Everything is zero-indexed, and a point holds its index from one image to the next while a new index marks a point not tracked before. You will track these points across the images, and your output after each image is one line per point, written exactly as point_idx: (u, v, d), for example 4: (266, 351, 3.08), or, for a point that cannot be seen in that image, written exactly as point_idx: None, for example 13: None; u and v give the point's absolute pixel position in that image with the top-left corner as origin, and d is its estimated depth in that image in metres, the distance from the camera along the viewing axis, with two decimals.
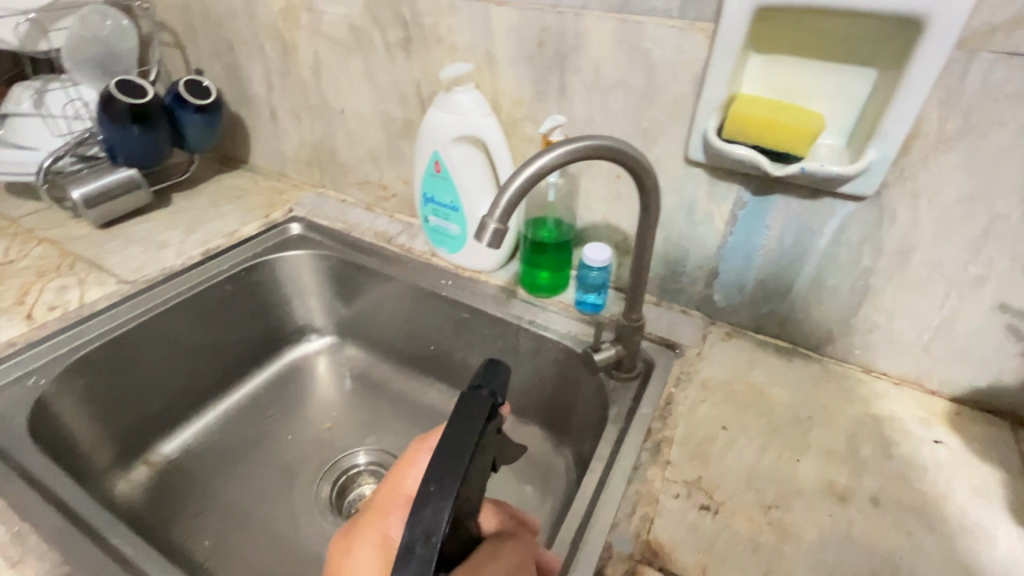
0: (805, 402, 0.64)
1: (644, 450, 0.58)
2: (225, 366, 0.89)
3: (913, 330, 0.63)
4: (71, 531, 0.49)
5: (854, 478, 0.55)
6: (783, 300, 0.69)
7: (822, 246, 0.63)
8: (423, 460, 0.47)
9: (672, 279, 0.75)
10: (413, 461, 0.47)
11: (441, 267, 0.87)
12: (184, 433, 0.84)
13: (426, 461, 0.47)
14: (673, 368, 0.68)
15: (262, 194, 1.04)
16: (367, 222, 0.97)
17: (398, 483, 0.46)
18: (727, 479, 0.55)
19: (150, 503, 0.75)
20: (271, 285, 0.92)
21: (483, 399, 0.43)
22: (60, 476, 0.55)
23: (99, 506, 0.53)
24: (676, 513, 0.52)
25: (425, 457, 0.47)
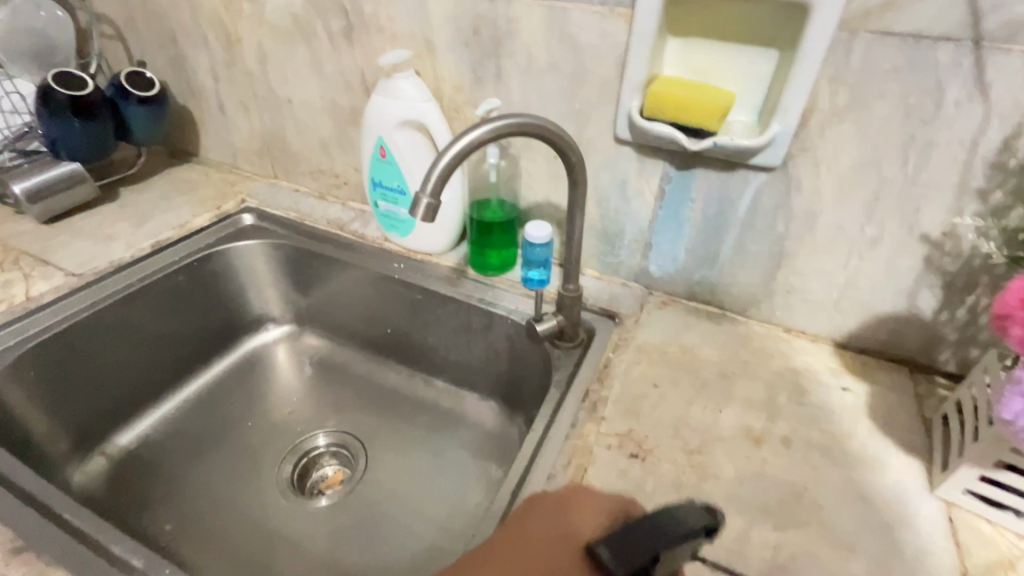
0: (730, 359, 0.69)
1: (581, 409, 0.62)
2: (181, 357, 0.90)
3: (823, 289, 0.69)
4: (23, 509, 0.50)
5: (770, 423, 0.61)
6: (710, 268, 0.74)
7: (740, 215, 0.68)
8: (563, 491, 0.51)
9: (611, 253, 0.79)
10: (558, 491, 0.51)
11: (393, 251, 0.90)
12: (141, 423, 0.85)
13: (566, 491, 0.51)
14: (612, 335, 0.73)
15: (214, 186, 1.05)
16: (321, 210, 0.99)
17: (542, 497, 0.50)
18: (656, 430, 0.60)
19: (109, 492, 0.77)
20: (225, 276, 0.93)
21: (699, 518, 0.40)
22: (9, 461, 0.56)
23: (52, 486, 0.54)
24: (608, 462, 0.56)
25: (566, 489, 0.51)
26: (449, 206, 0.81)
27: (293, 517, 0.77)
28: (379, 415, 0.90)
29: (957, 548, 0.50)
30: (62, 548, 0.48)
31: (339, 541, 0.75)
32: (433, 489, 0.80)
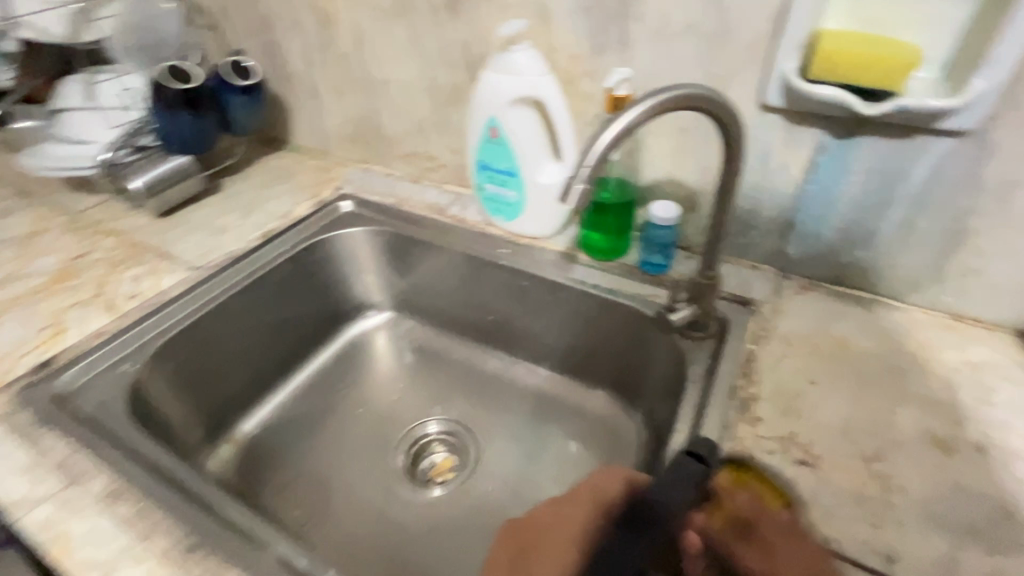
0: (894, 352, 0.62)
1: (731, 408, 0.57)
2: (293, 345, 0.91)
3: (1012, 272, 0.59)
4: (188, 507, 0.51)
5: (956, 426, 0.54)
6: (866, 249, 0.66)
7: (912, 188, 0.60)
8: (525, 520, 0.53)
9: (742, 233, 0.72)
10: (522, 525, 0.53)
11: (497, 236, 0.86)
12: (261, 409, 0.87)
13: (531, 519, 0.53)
14: (750, 324, 0.67)
15: (309, 173, 1.04)
16: (417, 195, 0.96)
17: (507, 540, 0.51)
18: (822, 432, 0.54)
19: (241, 476, 0.79)
20: (329, 264, 0.93)
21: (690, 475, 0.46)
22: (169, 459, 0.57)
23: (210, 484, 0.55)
24: (773, 468, 0.51)
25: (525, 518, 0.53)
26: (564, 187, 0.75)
27: (411, 506, 0.77)
28: (485, 404, 0.89)
29: None
30: (231, 545, 0.49)
31: (460, 531, 0.74)
32: (550, 483, 0.78)
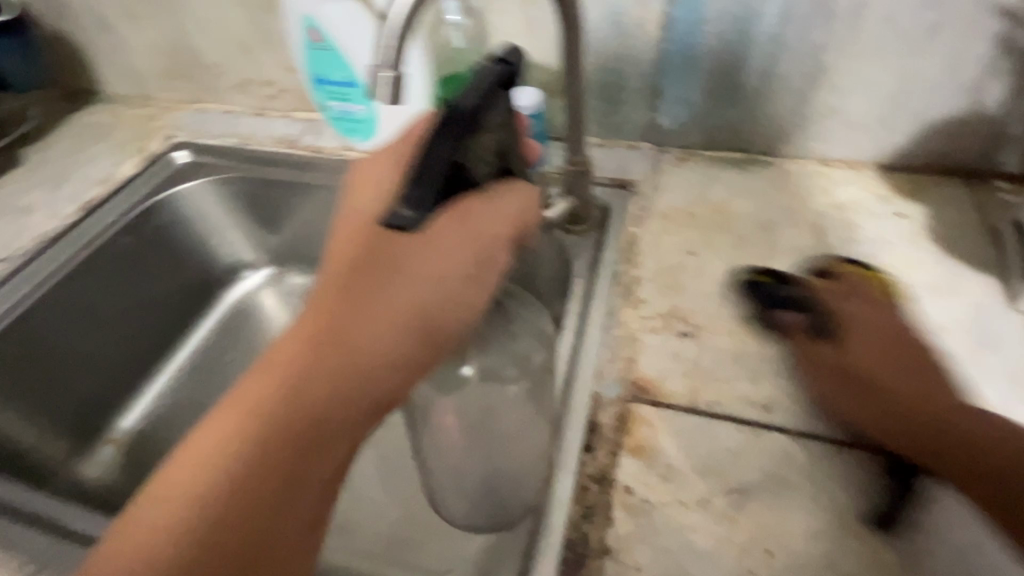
0: (768, 208, 0.61)
1: (615, 296, 0.55)
2: (159, 325, 0.81)
3: (869, 104, 0.59)
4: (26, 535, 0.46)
5: (824, 269, 0.55)
6: (732, 106, 0.63)
7: (767, 29, 0.56)
8: (375, 183, 0.45)
9: (612, 111, 0.67)
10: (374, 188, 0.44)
11: (359, 160, 0.76)
12: (142, 402, 0.78)
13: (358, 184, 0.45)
14: (630, 206, 0.64)
15: (130, 125, 0.88)
16: (263, 129, 0.83)
17: (359, 204, 0.44)
18: (702, 301, 0.53)
19: (127, 477, 0.72)
20: (178, 227, 0.81)
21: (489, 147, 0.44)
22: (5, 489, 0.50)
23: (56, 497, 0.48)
24: (657, 346, 0.50)
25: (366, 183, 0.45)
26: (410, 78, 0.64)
27: None
28: None
29: None
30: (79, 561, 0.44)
31: None
32: None
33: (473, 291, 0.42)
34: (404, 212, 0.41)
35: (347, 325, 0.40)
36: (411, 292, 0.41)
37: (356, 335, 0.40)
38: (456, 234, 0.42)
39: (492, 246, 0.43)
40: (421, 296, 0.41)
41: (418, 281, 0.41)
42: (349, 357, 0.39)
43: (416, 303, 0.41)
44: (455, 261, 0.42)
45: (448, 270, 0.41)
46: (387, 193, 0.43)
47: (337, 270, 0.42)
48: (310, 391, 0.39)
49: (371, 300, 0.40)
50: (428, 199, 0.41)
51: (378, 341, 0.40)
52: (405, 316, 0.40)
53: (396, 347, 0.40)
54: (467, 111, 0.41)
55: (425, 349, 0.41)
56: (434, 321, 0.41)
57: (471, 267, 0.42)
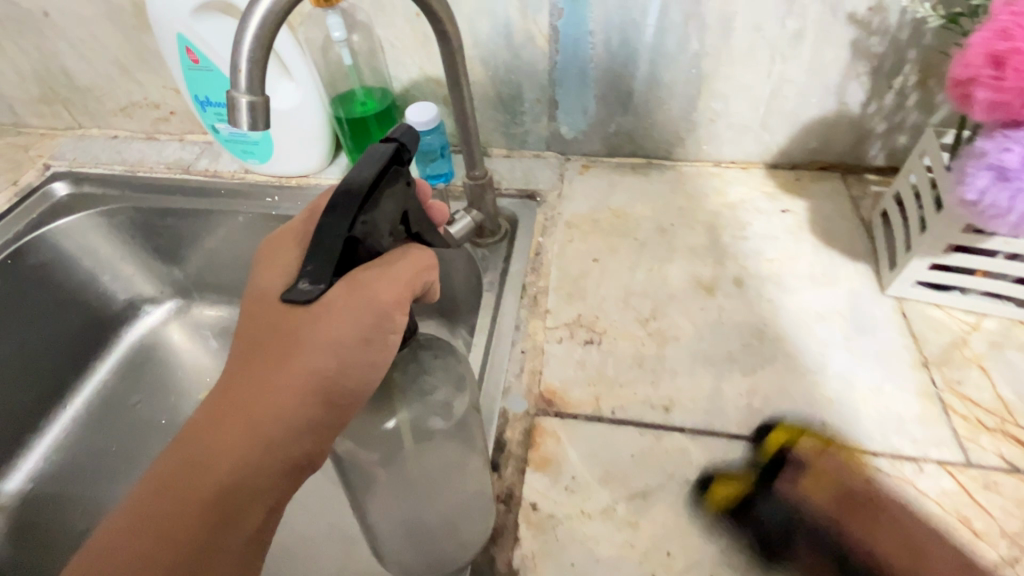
0: (666, 210, 0.63)
1: (522, 308, 0.55)
2: (47, 373, 0.73)
3: (749, 107, 0.62)
4: None
5: (718, 266, 0.57)
6: (627, 113, 0.64)
7: (648, 39, 0.58)
8: (286, 251, 0.39)
9: (514, 122, 0.68)
10: (283, 256, 0.39)
11: (259, 183, 0.72)
12: (30, 460, 0.71)
13: (274, 255, 0.39)
14: (537, 216, 0.64)
15: (0, 155, 0.80)
16: (153, 154, 0.78)
17: (267, 274, 0.39)
18: (605, 306, 0.54)
19: (13, 548, 0.65)
20: (61, 265, 0.73)
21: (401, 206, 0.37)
22: None
23: None
24: (562, 356, 0.50)
25: (282, 250, 0.39)
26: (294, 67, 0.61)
27: None
28: None
29: (914, 339, 0.50)
30: None
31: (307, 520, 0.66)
32: None
33: (379, 353, 0.36)
34: (301, 286, 0.34)
35: (248, 400, 0.35)
36: (313, 360, 0.35)
37: (259, 405, 0.35)
38: (358, 295, 0.35)
39: (397, 304, 0.37)
40: (321, 364, 0.35)
41: (318, 345, 0.35)
42: (250, 433, 0.35)
43: (322, 371, 0.35)
44: (354, 323, 0.35)
45: (348, 334, 0.35)
46: (295, 269, 0.38)
47: (247, 336, 0.38)
48: (210, 471, 0.34)
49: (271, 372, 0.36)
50: (327, 272, 0.34)
51: (278, 412, 0.35)
52: (306, 384, 0.35)
53: (298, 417, 0.35)
54: (364, 185, 0.33)
55: (331, 418, 0.36)
56: (337, 388, 0.35)
57: (375, 329, 0.36)
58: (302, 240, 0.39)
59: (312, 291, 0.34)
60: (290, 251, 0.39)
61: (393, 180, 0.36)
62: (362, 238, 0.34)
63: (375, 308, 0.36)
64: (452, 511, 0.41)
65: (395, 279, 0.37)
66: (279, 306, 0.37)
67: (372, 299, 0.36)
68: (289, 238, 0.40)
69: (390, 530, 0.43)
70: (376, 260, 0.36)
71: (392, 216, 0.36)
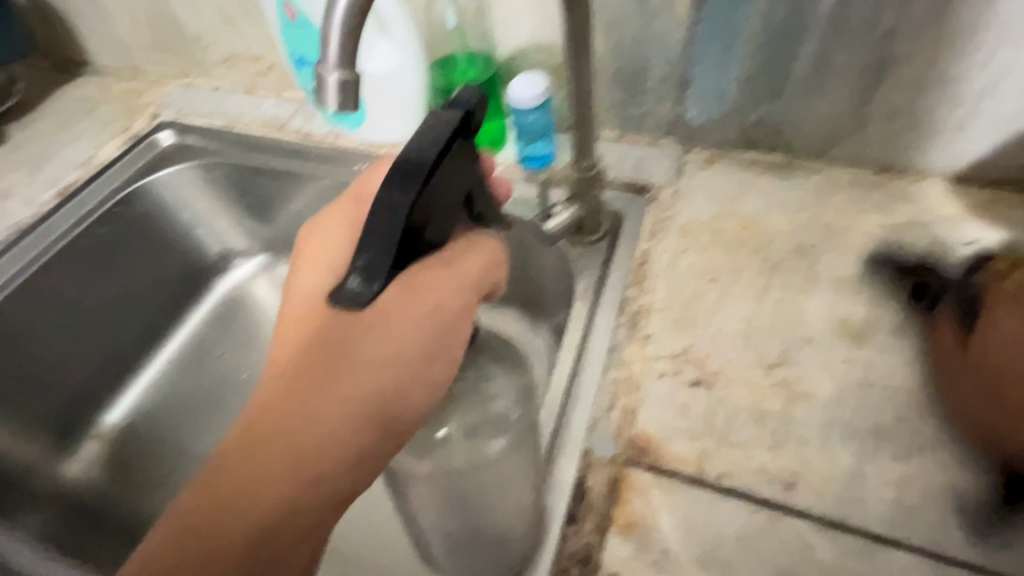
0: (809, 225, 0.52)
1: (618, 329, 0.48)
2: (146, 318, 0.76)
3: (945, 105, 0.48)
4: None
5: (874, 308, 0.46)
6: (775, 101, 0.53)
7: (825, 11, 0.46)
8: (327, 245, 0.36)
9: (632, 102, 0.58)
10: (320, 251, 0.36)
11: (350, 149, 0.69)
12: (128, 396, 0.74)
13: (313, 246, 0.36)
14: (646, 216, 0.55)
15: (117, 100, 0.82)
16: (251, 109, 0.76)
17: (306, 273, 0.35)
18: (720, 341, 0.45)
19: (111, 479, 0.69)
20: (161, 215, 0.75)
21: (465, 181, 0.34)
22: None
23: None
24: (664, 396, 0.43)
25: (326, 244, 0.36)
26: (394, 23, 0.56)
27: None
28: None
29: None
30: None
31: None
32: None
33: (441, 369, 0.34)
34: (353, 283, 0.32)
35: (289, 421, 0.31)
36: (372, 374, 0.32)
37: (308, 421, 0.31)
38: (419, 300, 0.33)
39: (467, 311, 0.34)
40: (380, 382, 0.32)
41: (378, 357, 0.32)
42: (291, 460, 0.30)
43: (381, 388, 0.32)
44: (418, 332, 0.33)
45: (413, 343, 0.33)
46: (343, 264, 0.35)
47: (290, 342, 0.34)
48: (252, 502, 0.30)
49: (316, 387, 0.31)
50: (383, 266, 0.31)
51: (327, 433, 0.31)
52: (360, 401, 0.32)
53: (352, 438, 0.31)
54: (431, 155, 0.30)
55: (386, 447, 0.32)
56: (396, 412, 0.32)
57: (438, 342, 0.34)
58: (345, 235, 0.36)
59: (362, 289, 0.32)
60: (331, 245, 0.35)
61: (454, 161, 0.32)
62: (420, 228, 0.31)
63: (439, 316, 0.33)
64: (529, 548, 0.38)
65: (461, 278, 0.35)
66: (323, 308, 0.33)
67: (436, 301, 0.33)
68: (330, 232, 0.36)
69: (454, 544, 0.41)
70: (437, 253, 0.34)
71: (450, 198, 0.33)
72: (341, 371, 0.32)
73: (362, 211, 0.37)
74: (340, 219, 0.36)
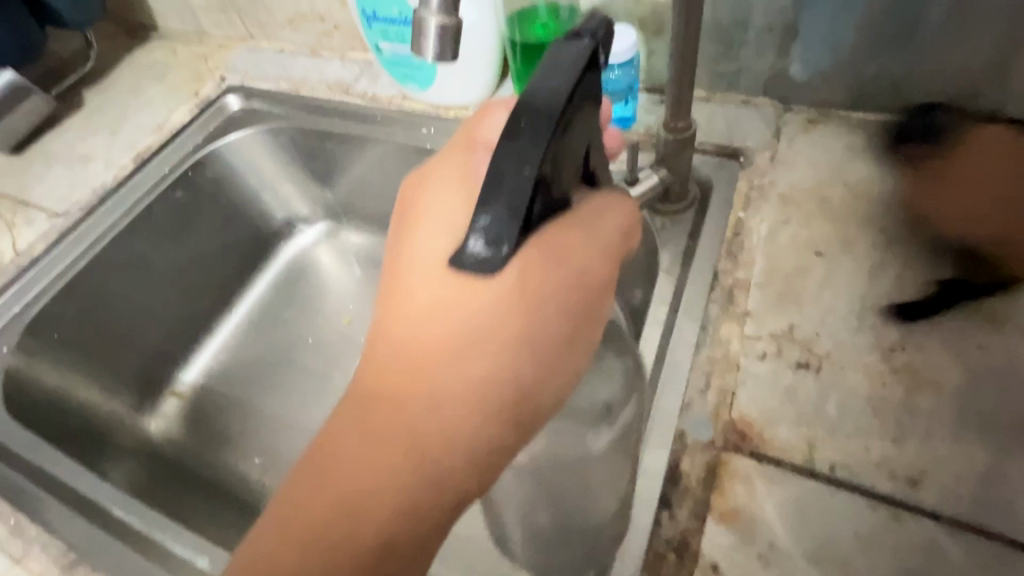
0: None
1: (712, 304, 0.44)
2: (217, 281, 0.77)
3: None
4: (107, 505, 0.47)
5: (1012, 288, 0.41)
6: (899, 54, 0.47)
7: None
8: (444, 190, 0.34)
9: (727, 57, 0.53)
10: (438, 194, 0.34)
11: (416, 113, 0.66)
12: (201, 356, 0.76)
13: (431, 184, 0.34)
14: (740, 183, 0.51)
15: (185, 64, 0.82)
16: (316, 71, 0.75)
17: (419, 231, 0.33)
18: (828, 320, 0.42)
19: (189, 436, 0.71)
20: (229, 180, 0.76)
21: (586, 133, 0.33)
22: (61, 462, 0.49)
23: (110, 487, 0.48)
24: (767, 378, 0.40)
25: (443, 196, 0.34)
26: None
27: None
28: None
29: None
30: (112, 563, 0.43)
31: None
32: None
33: (573, 359, 0.32)
34: (474, 246, 0.29)
35: (417, 407, 0.30)
36: (502, 365, 0.30)
37: (437, 412, 0.30)
38: (556, 271, 0.31)
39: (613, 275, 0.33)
40: (517, 370, 0.30)
41: (513, 339, 0.30)
42: (411, 458, 0.30)
43: (515, 385, 0.30)
44: (555, 316, 0.31)
45: (549, 327, 0.31)
46: (461, 216, 0.32)
47: (406, 321, 0.31)
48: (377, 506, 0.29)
49: (448, 377, 0.30)
50: (512, 227, 0.29)
51: (455, 430, 0.30)
52: (491, 400, 0.30)
53: (482, 439, 0.30)
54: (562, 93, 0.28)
55: (515, 439, 0.31)
56: (529, 409, 0.30)
57: (573, 327, 0.32)
58: (457, 192, 0.33)
59: (490, 255, 0.29)
60: (446, 196, 0.34)
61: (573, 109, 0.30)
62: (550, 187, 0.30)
63: (576, 295, 0.31)
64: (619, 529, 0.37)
65: (588, 248, 0.32)
66: (446, 274, 0.31)
67: (574, 268, 0.32)
68: (444, 190, 0.34)
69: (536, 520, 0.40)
70: (568, 211, 0.32)
71: (568, 153, 0.31)
72: (475, 342, 0.30)
73: (477, 160, 0.35)
74: (457, 159, 0.35)
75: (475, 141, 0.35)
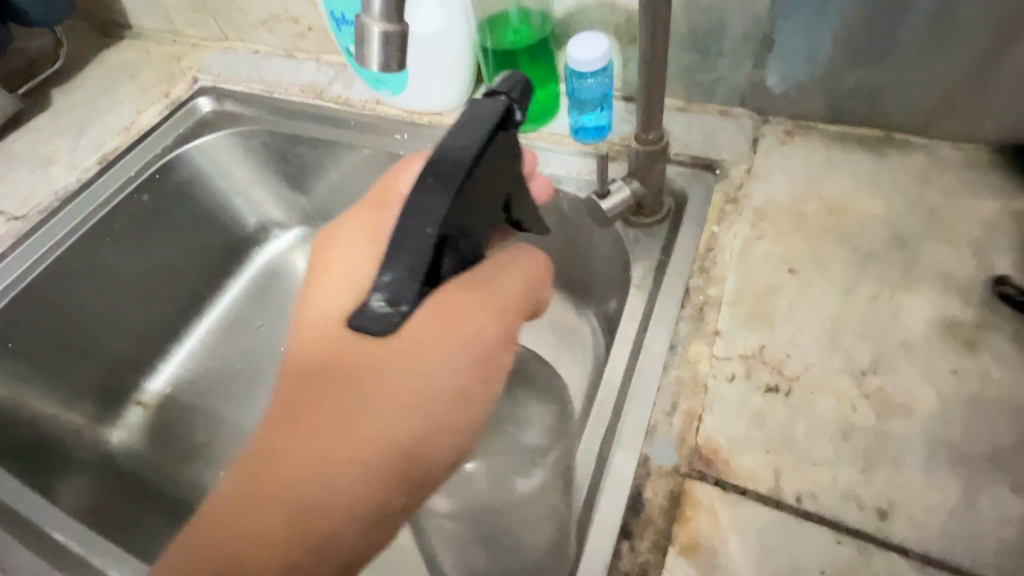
0: (908, 212, 0.45)
1: (682, 322, 0.43)
2: (187, 287, 0.75)
3: None
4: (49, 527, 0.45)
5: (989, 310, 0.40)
6: (876, 65, 0.46)
7: None
8: (344, 242, 0.33)
9: (703, 67, 0.52)
10: (336, 247, 0.33)
11: (389, 118, 0.65)
12: (170, 364, 0.74)
13: (335, 235, 0.34)
14: (714, 196, 0.49)
15: (157, 64, 0.80)
16: (290, 73, 0.73)
17: (320, 285, 0.32)
18: (800, 341, 0.40)
19: (153, 447, 0.69)
20: (199, 183, 0.73)
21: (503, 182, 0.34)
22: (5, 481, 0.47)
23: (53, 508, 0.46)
24: (735, 401, 0.38)
25: (342, 248, 0.33)
26: None
27: None
28: None
29: None
30: None
31: None
32: None
33: (474, 408, 0.30)
34: (375, 304, 0.29)
35: (298, 475, 0.28)
36: (383, 428, 0.29)
37: (321, 462, 0.28)
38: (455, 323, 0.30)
39: (514, 331, 0.32)
40: (406, 426, 0.29)
41: (399, 395, 0.29)
42: (291, 525, 0.28)
43: (408, 433, 0.29)
44: (451, 366, 0.30)
45: (437, 387, 0.29)
46: (362, 275, 0.32)
47: (297, 373, 0.30)
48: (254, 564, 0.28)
49: (337, 424, 0.29)
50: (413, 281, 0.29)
51: (342, 482, 0.28)
52: (382, 452, 0.28)
53: (371, 490, 0.28)
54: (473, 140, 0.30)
55: (404, 497, 0.29)
56: (421, 458, 0.29)
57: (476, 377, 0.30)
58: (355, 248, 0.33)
59: (389, 310, 0.29)
60: (345, 250, 0.33)
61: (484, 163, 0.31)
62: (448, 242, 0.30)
63: (477, 346, 0.30)
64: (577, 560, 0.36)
65: (495, 296, 0.32)
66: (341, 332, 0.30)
67: (478, 320, 0.31)
68: (345, 244, 0.33)
69: None
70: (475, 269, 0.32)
71: (481, 204, 0.33)
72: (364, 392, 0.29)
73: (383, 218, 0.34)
74: (358, 213, 0.34)
75: (380, 194, 0.35)
